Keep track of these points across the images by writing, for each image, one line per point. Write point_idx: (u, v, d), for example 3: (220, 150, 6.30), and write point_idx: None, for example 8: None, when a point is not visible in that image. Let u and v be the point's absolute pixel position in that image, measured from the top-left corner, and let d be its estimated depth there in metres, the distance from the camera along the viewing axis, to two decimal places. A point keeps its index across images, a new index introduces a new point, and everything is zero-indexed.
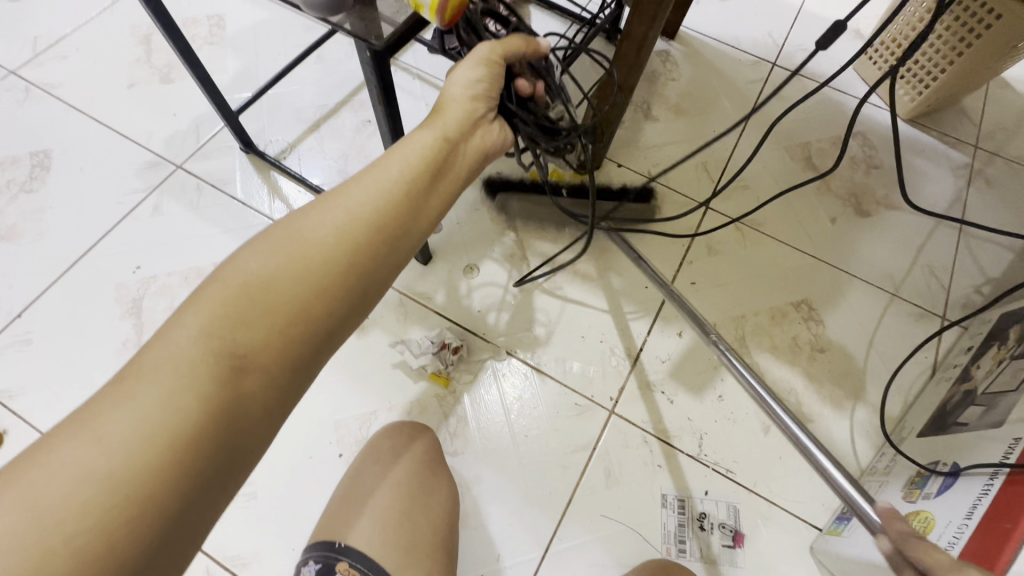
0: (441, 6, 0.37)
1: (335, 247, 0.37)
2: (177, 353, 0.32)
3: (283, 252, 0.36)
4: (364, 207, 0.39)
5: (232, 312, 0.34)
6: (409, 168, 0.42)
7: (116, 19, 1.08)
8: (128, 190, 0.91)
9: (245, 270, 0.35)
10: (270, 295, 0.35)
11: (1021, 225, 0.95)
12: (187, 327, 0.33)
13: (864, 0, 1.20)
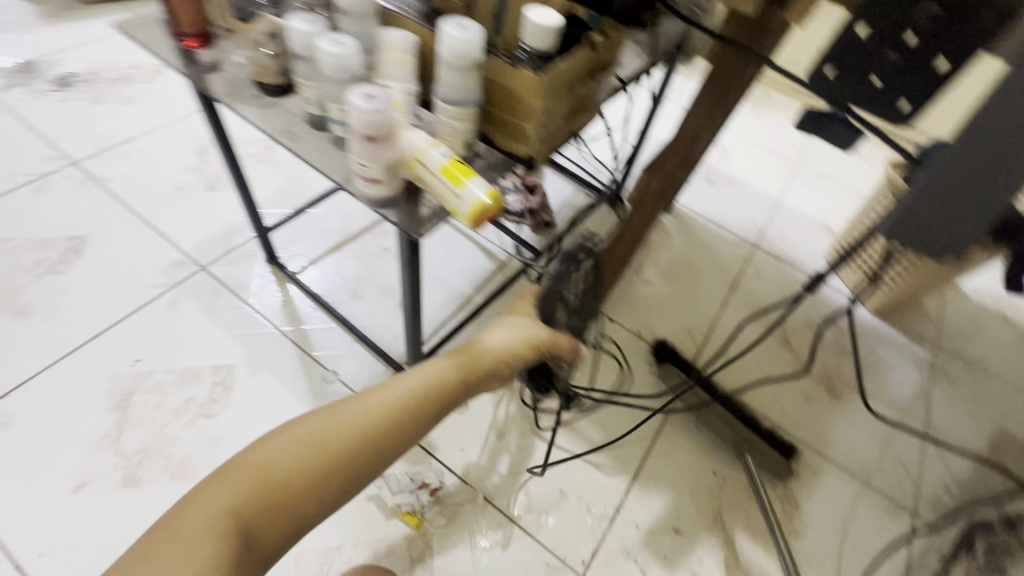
0: (475, 216, 0.44)
1: (371, 436, 0.40)
2: (201, 533, 0.33)
3: (324, 437, 0.39)
4: (401, 403, 0.43)
5: (263, 494, 0.35)
6: (436, 374, 0.47)
7: (181, 131, 1.22)
8: (149, 284, 0.96)
9: (288, 447, 0.37)
10: (298, 466, 0.37)
11: (981, 430, 1.01)
12: (210, 506, 0.34)
13: (834, 202, 1.38)
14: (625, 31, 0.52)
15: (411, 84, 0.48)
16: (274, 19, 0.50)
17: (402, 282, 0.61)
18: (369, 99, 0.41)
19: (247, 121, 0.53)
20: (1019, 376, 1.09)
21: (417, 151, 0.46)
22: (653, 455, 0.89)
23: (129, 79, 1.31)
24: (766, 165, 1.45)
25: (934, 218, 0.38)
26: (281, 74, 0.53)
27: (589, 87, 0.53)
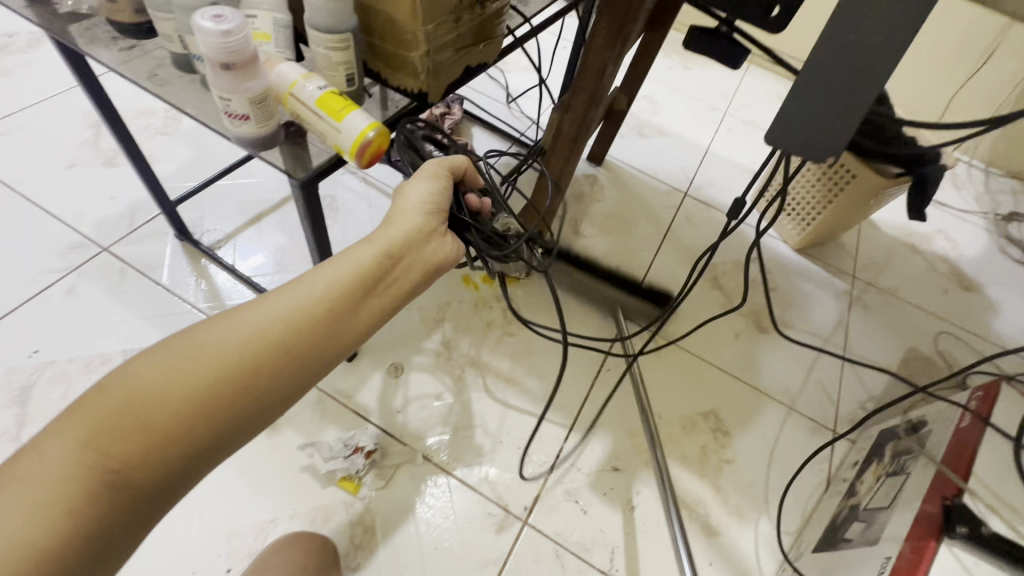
0: (359, 151, 0.42)
1: (246, 357, 0.37)
2: (58, 469, 0.31)
3: (196, 358, 0.35)
4: (287, 319, 0.39)
5: (125, 422, 0.32)
6: (336, 279, 0.42)
7: (70, 104, 1.11)
8: (43, 269, 0.88)
9: (156, 368, 0.34)
10: (167, 400, 0.33)
11: (893, 349, 1.08)
12: (68, 438, 0.32)
13: (760, 147, 1.42)
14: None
15: (280, 14, 0.44)
16: None
17: (304, 231, 0.58)
18: (223, 24, 0.37)
19: (103, 66, 0.48)
20: (926, 300, 1.17)
21: (291, 85, 0.42)
22: (591, 400, 0.91)
23: (4, 49, 1.18)
24: (694, 116, 1.47)
25: (819, 117, 0.38)
26: (137, 13, 0.48)
27: (479, 15, 0.51)
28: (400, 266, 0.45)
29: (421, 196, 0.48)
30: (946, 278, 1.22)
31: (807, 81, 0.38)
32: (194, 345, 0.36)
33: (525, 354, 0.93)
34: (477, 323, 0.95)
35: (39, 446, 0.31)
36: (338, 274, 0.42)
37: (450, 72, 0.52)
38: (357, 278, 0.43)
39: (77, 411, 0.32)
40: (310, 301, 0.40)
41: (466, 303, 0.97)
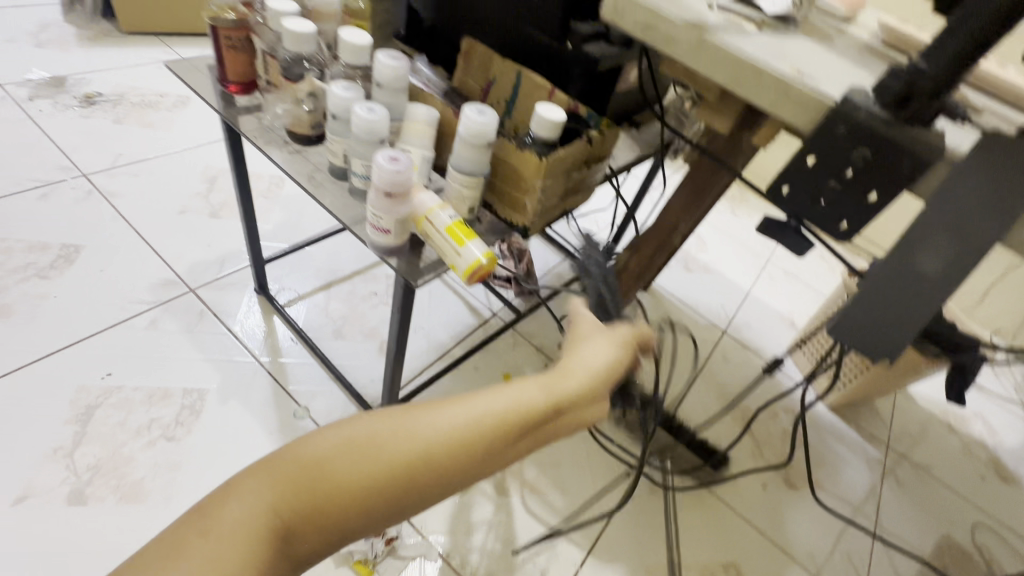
0: (473, 273, 0.49)
1: (429, 463, 0.34)
2: (246, 529, 0.30)
3: (384, 447, 0.33)
4: (469, 430, 0.35)
5: (313, 501, 0.31)
6: (524, 403, 0.38)
7: (194, 159, 1.27)
8: (135, 299, 0.97)
9: (349, 449, 0.33)
10: (344, 486, 0.32)
11: (927, 532, 1.04)
12: (261, 497, 0.31)
13: (799, 299, 1.48)
14: (618, 131, 0.60)
15: (429, 152, 0.54)
16: (316, 82, 0.57)
17: (391, 320, 0.65)
18: (395, 162, 0.47)
19: (272, 161, 0.58)
20: (963, 485, 1.14)
21: (427, 212, 0.51)
22: (611, 527, 0.89)
23: (153, 105, 1.38)
24: (738, 259, 1.56)
25: (873, 327, 0.44)
26: (311, 127, 0.59)
27: (585, 173, 0.60)
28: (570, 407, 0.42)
29: (601, 354, 0.47)
30: (984, 465, 1.20)
31: (869, 290, 0.44)
32: (382, 432, 0.34)
33: (553, 465, 0.94)
34: None
35: (232, 492, 0.31)
36: (520, 397, 0.39)
37: (551, 211, 0.61)
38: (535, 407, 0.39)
39: (273, 466, 0.32)
40: (493, 414, 0.37)
41: None
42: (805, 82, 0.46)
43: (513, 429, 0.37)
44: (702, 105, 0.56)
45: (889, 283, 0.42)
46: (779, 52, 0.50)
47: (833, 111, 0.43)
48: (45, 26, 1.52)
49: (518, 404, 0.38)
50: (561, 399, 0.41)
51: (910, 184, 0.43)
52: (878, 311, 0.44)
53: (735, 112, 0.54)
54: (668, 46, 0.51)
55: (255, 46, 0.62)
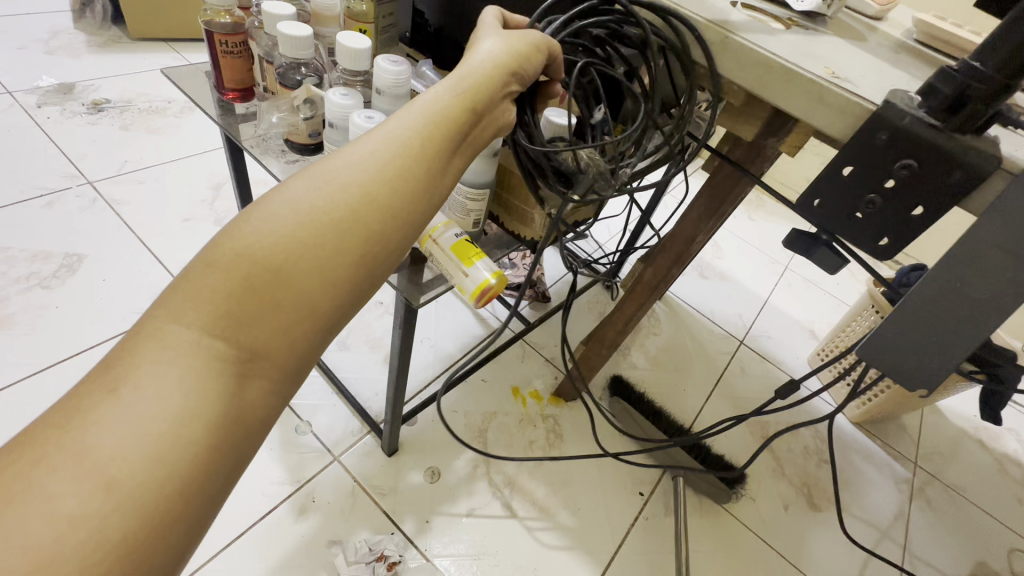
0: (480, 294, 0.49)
1: (364, 198, 0.32)
2: (167, 376, 0.26)
3: (310, 213, 0.31)
4: (382, 160, 0.34)
5: (244, 293, 0.29)
6: (426, 115, 0.36)
7: (200, 167, 1.26)
8: (136, 310, 0.95)
9: (264, 236, 0.29)
10: (286, 263, 0.29)
11: (961, 557, 0.98)
12: (183, 321, 0.28)
13: (820, 308, 1.43)
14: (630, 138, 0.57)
15: None
16: (313, 88, 0.54)
17: (393, 338, 0.62)
18: None
19: (270, 172, 0.55)
20: (998, 508, 1.08)
21: (431, 232, 0.52)
22: (623, 551, 0.85)
23: (161, 112, 1.37)
24: (755, 266, 1.51)
25: (907, 354, 0.39)
26: (309, 135, 0.56)
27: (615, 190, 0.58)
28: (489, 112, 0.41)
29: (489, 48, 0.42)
30: (1020, 486, 1.13)
31: (905, 311, 0.38)
32: (298, 201, 0.31)
33: (564, 483, 0.90)
34: (519, 439, 0.94)
35: (144, 330, 0.27)
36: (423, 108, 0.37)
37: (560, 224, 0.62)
38: (454, 115, 0.38)
39: (186, 287, 0.28)
40: (401, 140, 0.35)
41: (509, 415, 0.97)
42: (841, 84, 0.42)
43: (435, 140, 0.36)
44: (724, 111, 0.52)
45: (932, 305, 0.37)
46: (810, 52, 0.46)
47: (872, 117, 0.39)
48: (56, 33, 1.52)
49: (430, 118, 0.36)
50: (471, 98, 0.39)
51: (962, 200, 0.38)
52: (917, 336, 0.39)
53: (761, 119, 0.50)
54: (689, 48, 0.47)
55: (253, 51, 0.59)
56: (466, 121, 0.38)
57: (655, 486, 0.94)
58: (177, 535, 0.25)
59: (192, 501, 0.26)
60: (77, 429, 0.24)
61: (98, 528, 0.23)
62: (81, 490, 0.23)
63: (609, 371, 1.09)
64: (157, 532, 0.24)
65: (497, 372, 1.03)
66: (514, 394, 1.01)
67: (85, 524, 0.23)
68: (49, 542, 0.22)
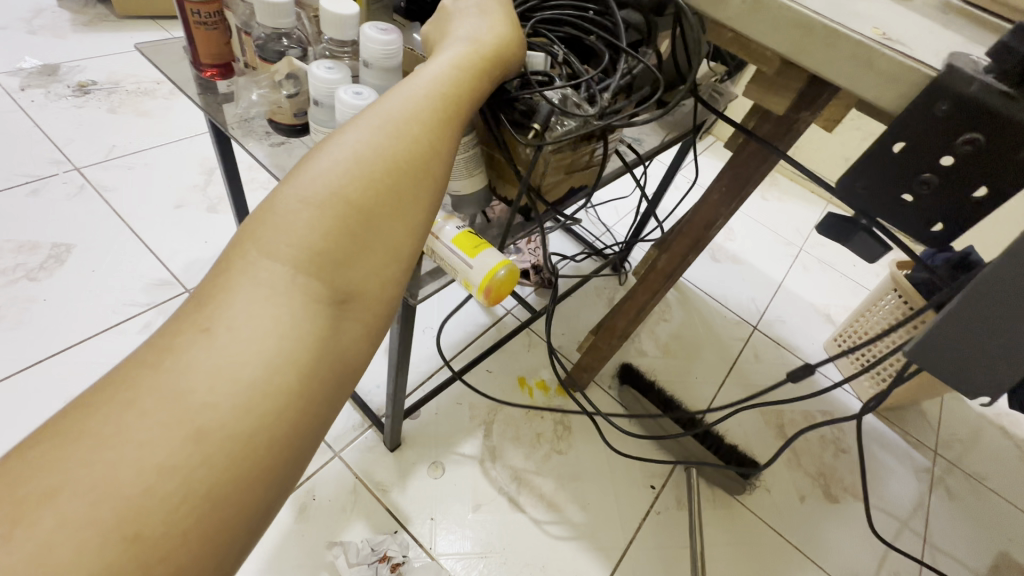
0: (486, 291, 0.45)
1: (418, 143, 0.37)
2: (260, 324, 0.27)
3: (376, 157, 0.35)
4: (419, 107, 0.38)
5: (338, 227, 0.32)
6: (448, 71, 0.42)
7: (191, 151, 1.21)
8: (127, 301, 0.92)
9: (343, 178, 0.33)
10: (366, 205, 0.33)
11: (983, 549, 0.95)
12: (271, 260, 0.30)
13: (836, 291, 1.38)
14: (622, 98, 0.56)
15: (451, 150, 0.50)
16: (296, 61, 0.49)
17: (392, 332, 0.59)
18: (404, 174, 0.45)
19: (252, 156, 0.51)
20: (1020, 496, 1.05)
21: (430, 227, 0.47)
22: (634, 546, 0.82)
23: (150, 93, 1.32)
24: (769, 247, 1.46)
25: (966, 355, 0.35)
26: (296, 115, 0.51)
27: (591, 154, 0.58)
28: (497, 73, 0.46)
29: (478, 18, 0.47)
30: None
31: (963, 312, 0.34)
32: (360, 150, 0.35)
33: (572, 477, 0.87)
34: (526, 432, 0.91)
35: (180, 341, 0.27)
36: (449, 69, 0.42)
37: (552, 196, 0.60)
38: (476, 75, 0.43)
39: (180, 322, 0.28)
40: (434, 94, 0.40)
41: (514, 405, 0.94)
42: (894, 45, 0.36)
43: (460, 92, 0.41)
44: (754, 80, 0.47)
45: (996, 304, 0.32)
46: (855, 11, 0.40)
47: (931, 85, 0.34)
48: (39, 12, 1.45)
49: (451, 76, 0.41)
50: (480, 57, 0.44)
51: None
52: (978, 338, 0.34)
53: (794, 90, 0.44)
54: (717, 7, 0.41)
55: (230, 22, 0.54)
56: (479, 74, 0.43)
57: (667, 479, 0.91)
58: (262, 491, 0.25)
59: (277, 456, 0.26)
60: (171, 371, 0.25)
61: (187, 479, 0.23)
62: (171, 439, 0.23)
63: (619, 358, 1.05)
64: (242, 487, 0.25)
65: (502, 362, 1.00)
66: (520, 385, 0.97)
67: (174, 474, 0.23)
68: (138, 492, 0.22)
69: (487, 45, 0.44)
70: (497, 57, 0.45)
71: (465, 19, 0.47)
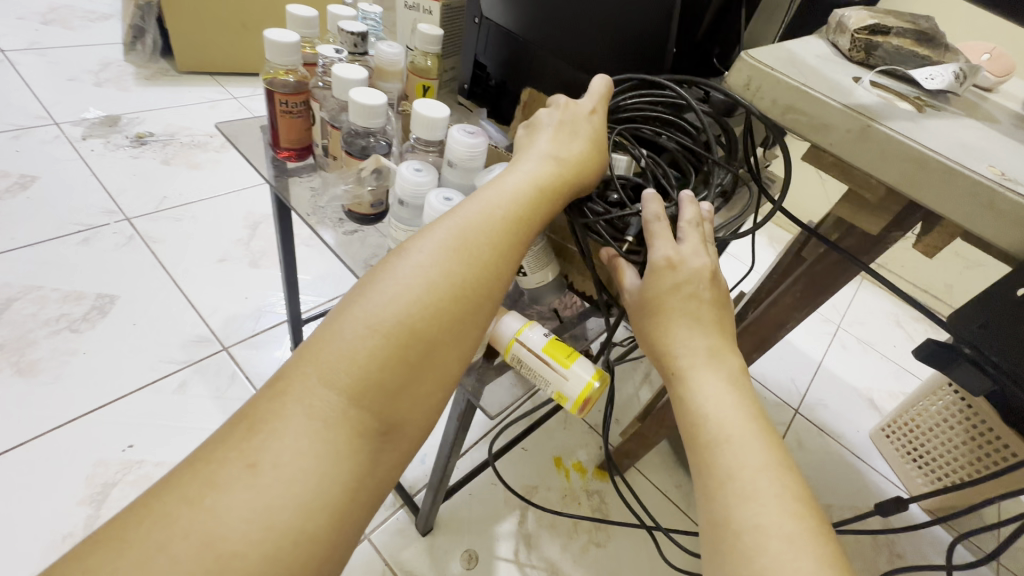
0: (580, 404, 0.43)
1: (487, 269, 0.37)
2: (303, 463, 0.28)
3: (446, 285, 0.35)
4: (494, 228, 0.38)
5: (397, 359, 0.32)
6: (525, 188, 0.42)
7: (239, 204, 1.24)
8: (165, 358, 0.91)
9: (410, 308, 0.33)
10: (426, 337, 0.33)
11: None
12: (323, 387, 0.30)
13: (878, 374, 1.33)
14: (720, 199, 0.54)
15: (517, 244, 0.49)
16: (381, 158, 0.50)
17: (450, 424, 0.56)
18: None
19: (324, 243, 0.51)
20: None
21: (516, 334, 0.45)
22: None
23: (203, 146, 1.36)
24: (808, 324, 1.43)
25: None
26: (371, 205, 0.51)
27: None
28: (572, 189, 0.45)
29: (561, 125, 0.47)
30: None
31: None
32: (429, 276, 0.35)
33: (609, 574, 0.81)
34: (564, 519, 0.86)
35: (264, 465, 0.28)
36: (526, 185, 0.42)
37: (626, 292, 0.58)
38: (554, 189, 0.43)
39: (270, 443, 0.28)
40: (509, 212, 0.40)
41: (548, 489, 0.89)
42: (1015, 188, 0.35)
43: (535, 210, 0.41)
44: (845, 200, 0.46)
45: None
46: (965, 145, 0.39)
47: None
48: (106, 65, 1.53)
49: (527, 192, 0.41)
50: (559, 171, 0.44)
51: None
52: None
53: (892, 213, 0.44)
54: (820, 134, 0.40)
55: (314, 112, 0.55)
56: (558, 190, 0.43)
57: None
58: None
59: None
60: (207, 514, 0.26)
61: None
62: None
63: (670, 443, 1.00)
64: None
65: (538, 440, 0.96)
66: (557, 466, 0.93)
67: None
68: None
69: (572, 163, 0.45)
70: (573, 173, 0.44)
71: (549, 126, 0.47)
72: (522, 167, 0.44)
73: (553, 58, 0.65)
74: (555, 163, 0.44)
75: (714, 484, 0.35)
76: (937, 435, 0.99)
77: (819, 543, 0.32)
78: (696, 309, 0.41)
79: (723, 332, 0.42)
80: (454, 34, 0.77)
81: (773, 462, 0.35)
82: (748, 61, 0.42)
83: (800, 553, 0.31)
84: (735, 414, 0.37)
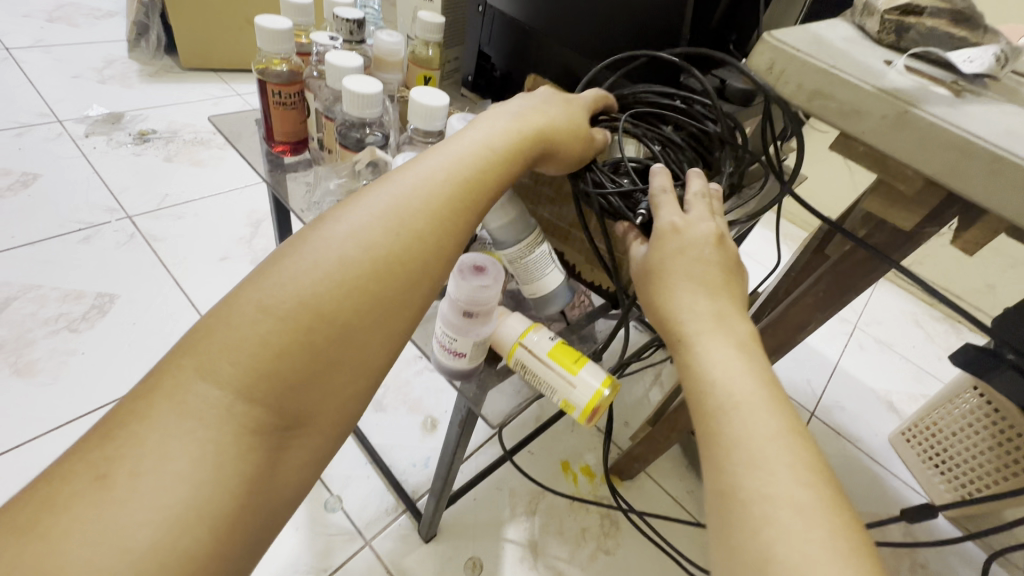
0: (588, 414, 0.40)
1: (415, 245, 0.34)
2: (172, 472, 0.26)
3: (360, 262, 0.32)
4: (428, 199, 0.35)
5: (301, 344, 0.30)
6: (475, 155, 0.38)
7: (242, 202, 1.22)
8: (163, 358, 0.89)
9: (316, 288, 0.31)
10: (334, 320, 0.31)
11: None
12: (203, 384, 0.28)
13: (897, 376, 1.29)
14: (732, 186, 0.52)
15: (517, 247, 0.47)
16: (377, 150, 0.47)
17: (451, 430, 0.53)
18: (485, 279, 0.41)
19: None
20: None
21: (521, 337, 0.42)
22: None
23: (206, 143, 1.34)
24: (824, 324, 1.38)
25: None
26: None
27: None
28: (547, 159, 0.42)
29: (528, 101, 0.44)
30: None
31: None
32: (343, 254, 0.32)
33: None
34: (571, 526, 0.83)
35: (120, 478, 0.25)
36: (478, 151, 0.39)
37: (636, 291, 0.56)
38: (508, 160, 0.40)
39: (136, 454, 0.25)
40: (450, 181, 0.36)
41: (556, 493, 0.86)
42: None
43: (484, 180, 0.38)
44: (877, 192, 0.42)
45: None
46: (1011, 131, 0.35)
47: None
48: (111, 63, 1.52)
49: (474, 159, 0.38)
50: (515, 140, 0.40)
51: None
52: None
53: (928, 207, 0.40)
54: (852, 120, 0.37)
55: (309, 102, 0.53)
56: (514, 163, 0.40)
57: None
58: None
59: None
60: (47, 538, 0.23)
61: None
62: None
63: (681, 447, 0.97)
64: None
65: (545, 443, 0.93)
66: (565, 470, 0.90)
67: None
68: None
69: (530, 131, 0.41)
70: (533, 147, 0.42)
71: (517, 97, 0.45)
72: (481, 130, 0.40)
73: (560, 47, 0.62)
74: (516, 132, 0.41)
75: (719, 453, 0.31)
76: (960, 440, 0.95)
77: (838, 521, 0.27)
78: (701, 274, 0.38)
79: (730, 297, 0.38)
80: (457, 24, 0.74)
81: (785, 427, 0.31)
82: (771, 42, 0.39)
83: (813, 522, 0.27)
84: (745, 378, 0.33)
